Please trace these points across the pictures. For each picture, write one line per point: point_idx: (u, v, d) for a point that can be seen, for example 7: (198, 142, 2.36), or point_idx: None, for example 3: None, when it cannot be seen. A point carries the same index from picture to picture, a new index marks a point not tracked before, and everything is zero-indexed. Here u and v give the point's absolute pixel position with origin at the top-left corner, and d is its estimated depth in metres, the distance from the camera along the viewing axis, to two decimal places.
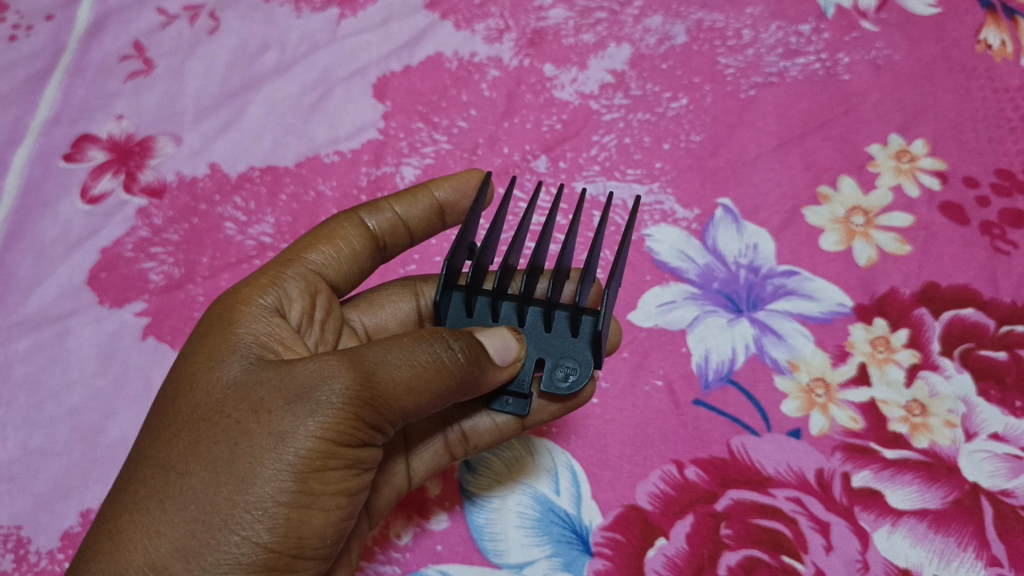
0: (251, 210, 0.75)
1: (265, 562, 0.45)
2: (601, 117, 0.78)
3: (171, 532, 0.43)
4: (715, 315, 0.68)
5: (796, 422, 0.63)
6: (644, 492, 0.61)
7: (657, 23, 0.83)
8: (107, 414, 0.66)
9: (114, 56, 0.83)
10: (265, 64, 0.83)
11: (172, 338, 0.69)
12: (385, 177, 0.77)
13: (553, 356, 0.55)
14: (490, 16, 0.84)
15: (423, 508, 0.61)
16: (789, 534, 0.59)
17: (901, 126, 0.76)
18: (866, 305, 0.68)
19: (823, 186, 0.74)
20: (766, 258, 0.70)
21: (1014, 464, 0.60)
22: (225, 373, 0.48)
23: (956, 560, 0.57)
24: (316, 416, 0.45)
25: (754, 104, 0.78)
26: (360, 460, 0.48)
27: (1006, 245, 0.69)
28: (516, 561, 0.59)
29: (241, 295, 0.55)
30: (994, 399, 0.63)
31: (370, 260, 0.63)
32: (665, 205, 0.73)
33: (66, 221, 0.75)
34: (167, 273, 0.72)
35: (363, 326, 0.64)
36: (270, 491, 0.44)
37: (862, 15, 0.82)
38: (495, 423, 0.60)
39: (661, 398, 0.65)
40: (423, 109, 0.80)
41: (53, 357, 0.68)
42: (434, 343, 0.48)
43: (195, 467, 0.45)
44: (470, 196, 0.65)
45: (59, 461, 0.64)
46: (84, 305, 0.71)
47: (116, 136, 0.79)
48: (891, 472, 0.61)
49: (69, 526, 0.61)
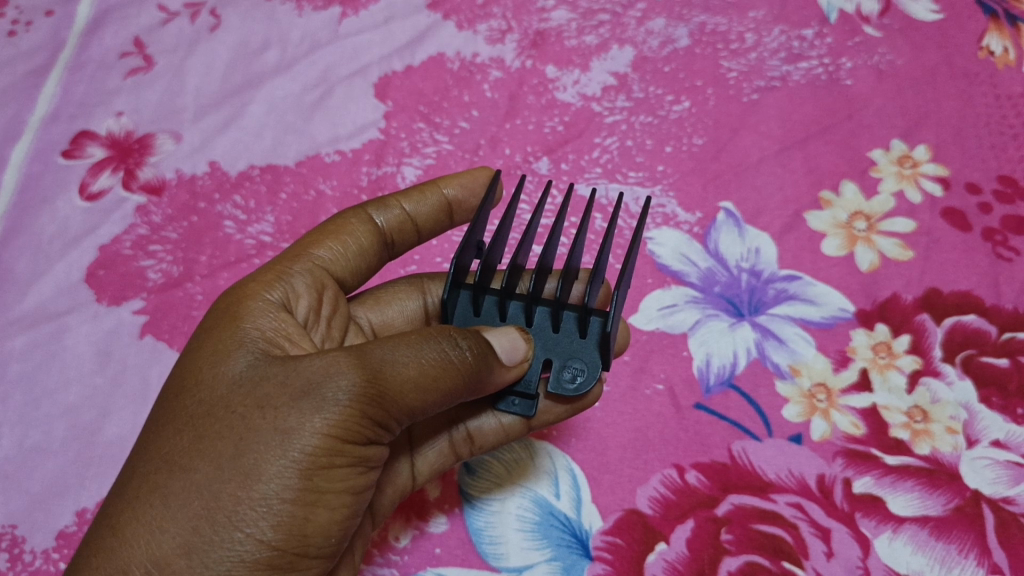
0: (250, 209, 0.75)
1: (268, 560, 0.44)
2: (602, 119, 0.78)
3: (174, 528, 0.43)
4: (717, 319, 0.68)
5: (796, 427, 0.63)
6: (644, 496, 0.61)
7: (659, 26, 0.83)
8: (104, 412, 0.65)
9: (115, 53, 0.83)
10: (267, 63, 0.82)
11: (170, 337, 0.68)
12: (386, 178, 0.76)
13: (560, 357, 0.55)
14: (493, 17, 0.84)
15: (422, 510, 0.61)
16: (789, 539, 0.58)
17: (904, 132, 0.76)
18: (867, 311, 0.67)
19: (825, 191, 0.73)
20: (768, 263, 0.70)
21: (1015, 471, 0.60)
22: (230, 368, 0.48)
23: (956, 568, 0.57)
24: (321, 413, 0.44)
25: (756, 108, 0.78)
26: (366, 458, 0.47)
27: (1008, 252, 0.69)
28: (515, 565, 0.59)
29: (248, 290, 0.55)
30: (996, 407, 0.63)
31: (378, 257, 0.63)
32: (667, 208, 0.73)
33: (64, 217, 0.74)
34: (166, 271, 0.72)
35: (369, 324, 0.64)
36: (274, 488, 0.44)
37: (865, 20, 0.82)
38: (500, 425, 0.60)
39: (662, 402, 0.64)
40: (424, 109, 0.79)
41: (51, 354, 0.68)
42: (442, 341, 0.47)
43: (199, 463, 0.44)
44: (478, 194, 0.65)
45: (55, 460, 0.63)
46: (81, 302, 0.70)
47: (115, 133, 0.79)
48: (892, 479, 0.60)
49: (64, 525, 0.61)
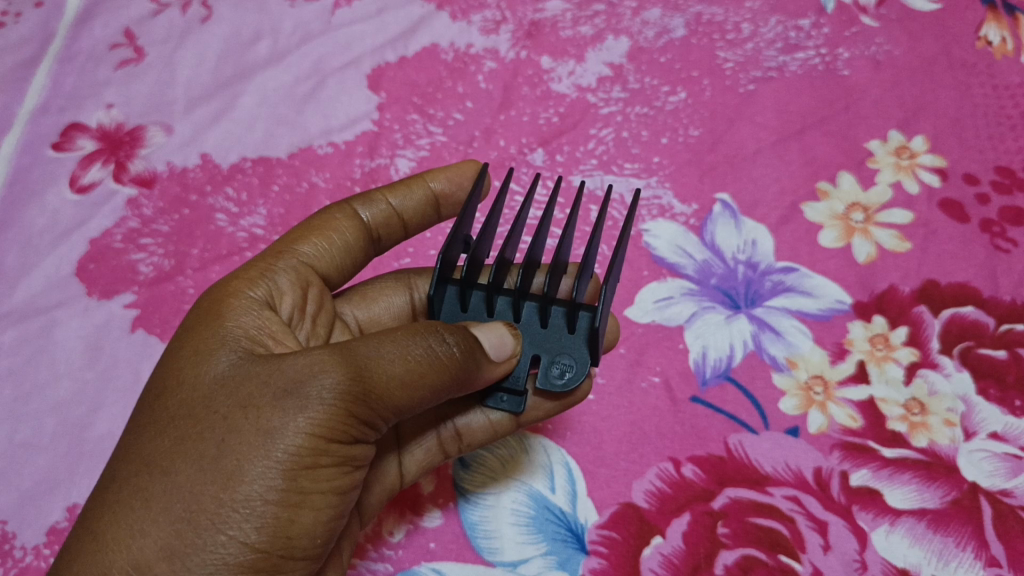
0: (242, 202, 0.74)
1: (252, 562, 0.44)
2: (598, 111, 0.77)
3: (156, 531, 0.42)
4: (713, 311, 0.67)
5: (794, 420, 0.62)
6: (641, 490, 0.60)
7: (655, 16, 0.82)
8: (95, 407, 0.65)
9: (105, 44, 0.82)
10: (258, 54, 0.81)
11: (161, 331, 0.68)
12: (379, 170, 0.75)
13: (548, 353, 0.54)
14: (487, 7, 0.83)
15: (416, 505, 0.60)
16: (787, 533, 0.58)
17: (901, 123, 0.75)
18: (865, 303, 0.67)
19: (822, 182, 0.73)
20: (765, 255, 0.70)
21: (1013, 464, 0.60)
22: (213, 368, 0.47)
23: (954, 561, 0.57)
24: (305, 412, 0.44)
25: (753, 99, 0.77)
26: (352, 457, 0.47)
27: (1006, 243, 0.69)
28: (509, 559, 0.58)
29: (230, 288, 0.54)
30: (993, 399, 0.62)
31: (364, 252, 0.62)
32: (663, 200, 0.73)
33: (54, 211, 0.73)
34: (156, 264, 0.71)
35: (355, 320, 0.63)
36: (258, 489, 0.43)
37: (862, 10, 0.81)
38: (489, 422, 0.59)
39: (658, 395, 0.64)
40: (418, 100, 0.78)
41: (40, 350, 0.67)
42: (429, 337, 0.47)
43: (181, 465, 0.43)
44: (465, 187, 0.64)
45: (45, 455, 0.63)
46: (72, 296, 0.69)
47: (105, 126, 0.78)
48: (890, 471, 0.60)
49: (55, 521, 0.60)
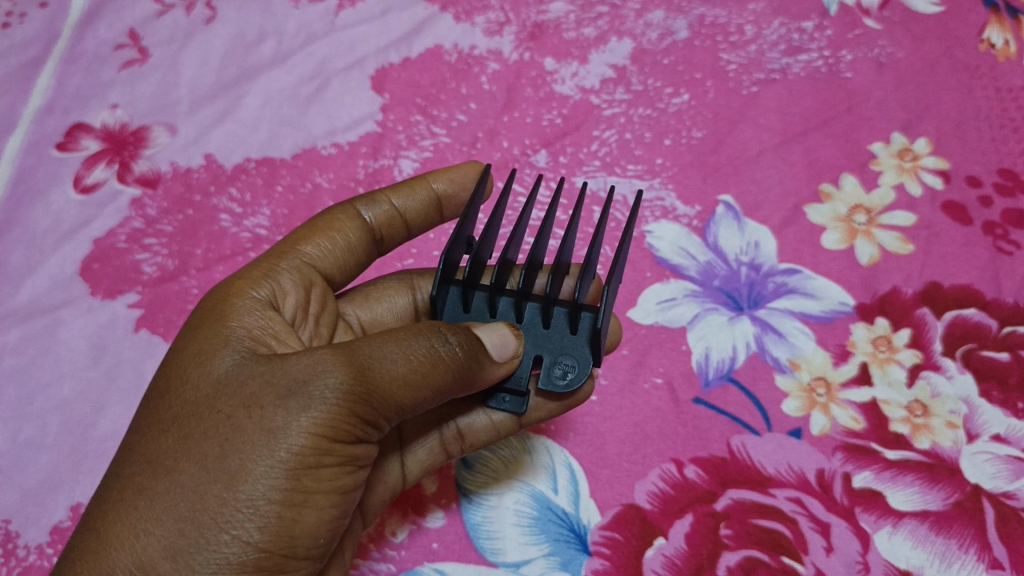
0: (246, 202, 0.74)
1: (255, 562, 0.44)
2: (601, 112, 0.78)
3: (159, 531, 0.42)
4: (715, 312, 0.67)
5: (796, 421, 0.63)
6: (643, 491, 0.60)
7: (658, 18, 0.83)
8: (98, 407, 0.65)
9: (109, 45, 0.82)
10: (262, 55, 0.82)
11: (164, 331, 0.68)
12: (383, 170, 0.75)
13: (551, 353, 0.55)
14: (491, 8, 0.83)
15: (418, 505, 0.60)
16: (789, 534, 0.58)
17: (904, 125, 0.75)
18: (867, 305, 0.67)
19: (825, 184, 0.73)
20: (767, 256, 0.70)
21: (1015, 466, 0.60)
22: (216, 368, 0.47)
23: (957, 563, 0.57)
24: (308, 412, 0.44)
25: (755, 101, 0.77)
26: (355, 457, 0.47)
27: (1009, 245, 0.69)
28: (512, 560, 0.58)
29: (234, 288, 0.54)
30: (996, 401, 0.62)
31: (367, 253, 0.62)
32: (665, 202, 0.73)
33: (58, 211, 0.74)
34: (160, 264, 0.71)
35: (358, 321, 0.63)
36: (260, 489, 0.43)
37: (865, 12, 0.81)
38: (491, 422, 0.59)
39: (661, 396, 0.64)
40: (421, 101, 0.79)
41: (44, 349, 0.67)
42: (431, 337, 0.47)
43: (184, 464, 0.44)
44: (468, 188, 0.64)
45: (48, 454, 0.63)
46: (76, 296, 0.69)
47: (110, 126, 0.78)
48: (892, 473, 0.60)
49: (57, 520, 0.60)
